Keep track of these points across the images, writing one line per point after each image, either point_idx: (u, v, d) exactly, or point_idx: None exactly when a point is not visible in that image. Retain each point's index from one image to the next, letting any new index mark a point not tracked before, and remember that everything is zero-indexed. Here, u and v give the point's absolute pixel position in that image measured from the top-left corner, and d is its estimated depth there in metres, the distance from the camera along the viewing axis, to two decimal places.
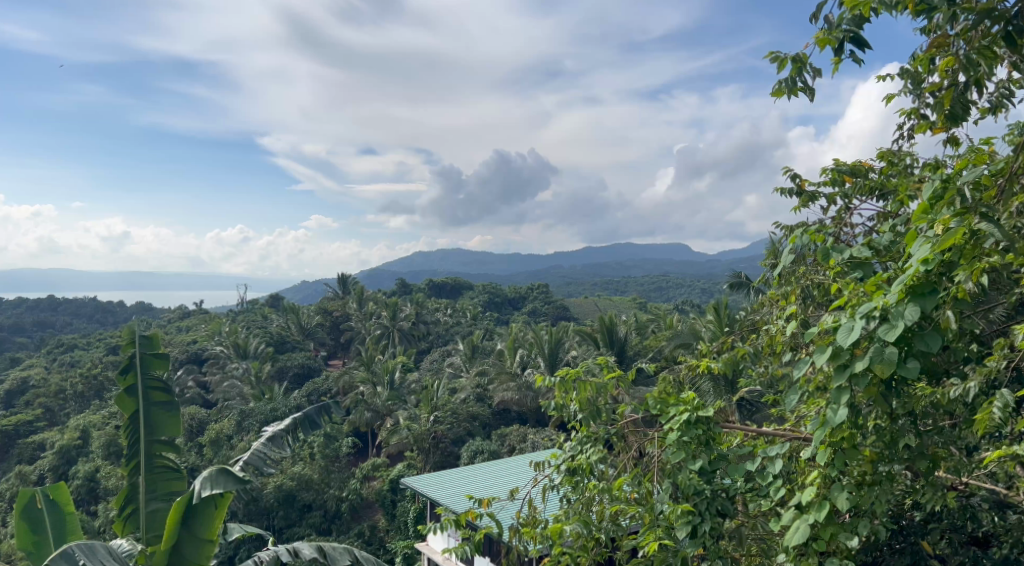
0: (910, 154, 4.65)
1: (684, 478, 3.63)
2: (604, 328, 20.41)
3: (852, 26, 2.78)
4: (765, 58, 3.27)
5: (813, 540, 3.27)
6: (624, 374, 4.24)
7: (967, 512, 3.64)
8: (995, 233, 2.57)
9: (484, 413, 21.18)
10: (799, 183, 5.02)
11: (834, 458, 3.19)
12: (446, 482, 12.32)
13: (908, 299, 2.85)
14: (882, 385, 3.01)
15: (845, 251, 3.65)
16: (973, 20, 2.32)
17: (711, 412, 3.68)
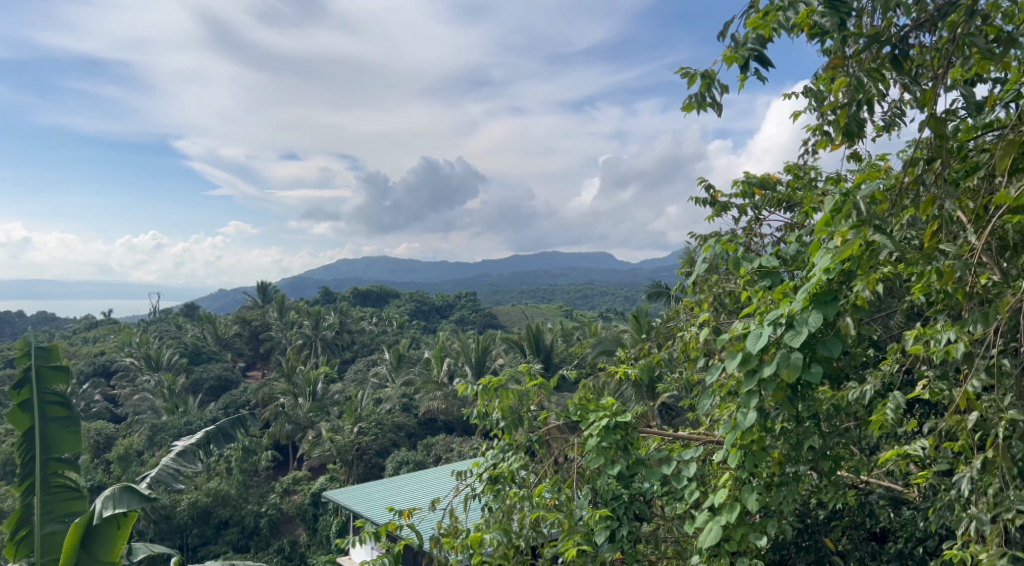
0: (814, 167, 4.89)
1: (602, 483, 3.73)
2: (530, 335, 20.79)
3: (756, 45, 2.86)
4: (673, 73, 3.29)
5: (725, 540, 3.37)
6: (546, 381, 4.27)
7: (866, 509, 3.79)
8: (889, 245, 2.70)
9: (410, 423, 21.00)
10: (713, 194, 5.20)
11: (745, 461, 3.33)
12: (370, 494, 12.16)
13: (812, 306, 3.01)
14: (789, 389, 3.14)
15: (753, 260, 3.81)
16: (863, 43, 2.45)
17: (629, 417, 3.75)
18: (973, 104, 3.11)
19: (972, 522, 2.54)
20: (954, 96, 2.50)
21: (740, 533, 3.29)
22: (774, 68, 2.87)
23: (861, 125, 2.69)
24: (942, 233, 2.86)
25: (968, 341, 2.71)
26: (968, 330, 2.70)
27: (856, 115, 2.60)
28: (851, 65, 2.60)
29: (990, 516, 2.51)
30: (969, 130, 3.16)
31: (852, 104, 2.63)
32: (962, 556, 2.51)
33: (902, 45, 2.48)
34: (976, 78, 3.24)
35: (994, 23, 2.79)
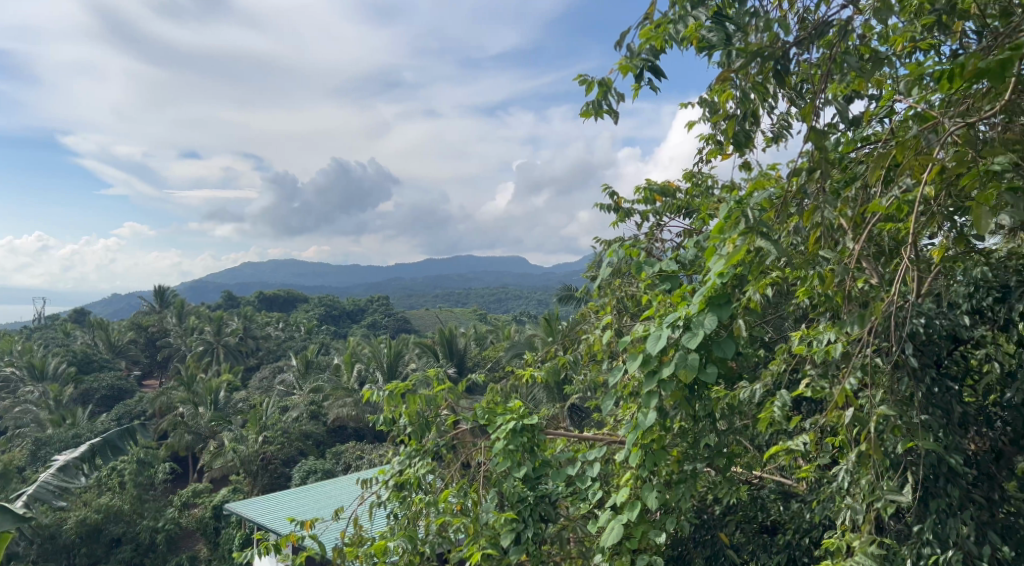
0: (711, 175, 5.09)
1: (508, 486, 3.75)
2: (443, 340, 20.75)
3: (650, 57, 2.94)
4: (572, 81, 3.35)
5: (627, 538, 3.45)
6: (454, 385, 4.26)
7: (757, 503, 3.97)
8: (774, 251, 2.83)
9: (319, 431, 20.52)
10: (616, 200, 5.33)
11: (645, 460, 3.41)
12: (275, 505, 11.76)
13: (707, 309, 3.13)
14: (687, 389, 3.24)
15: (653, 265, 3.88)
16: (745, 59, 2.57)
17: (535, 420, 3.77)
18: (852, 119, 3.31)
19: (848, 512, 2.70)
20: (831, 110, 2.66)
21: (641, 531, 3.39)
22: (668, 80, 2.96)
23: (749, 137, 2.76)
24: (823, 239, 3.02)
25: (846, 341, 2.88)
26: (846, 331, 2.87)
27: (743, 127, 2.71)
28: (737, 79, 2.72)
29: (865, 505, 2.68)
30: (849, 143, 3.36)
31: (739, 116, 2.74)
32: (839, 544, 2.67)
33: (784, 61, 2.61)
34: (854, 94, 3.45)
35: (867, 43, 2.97)
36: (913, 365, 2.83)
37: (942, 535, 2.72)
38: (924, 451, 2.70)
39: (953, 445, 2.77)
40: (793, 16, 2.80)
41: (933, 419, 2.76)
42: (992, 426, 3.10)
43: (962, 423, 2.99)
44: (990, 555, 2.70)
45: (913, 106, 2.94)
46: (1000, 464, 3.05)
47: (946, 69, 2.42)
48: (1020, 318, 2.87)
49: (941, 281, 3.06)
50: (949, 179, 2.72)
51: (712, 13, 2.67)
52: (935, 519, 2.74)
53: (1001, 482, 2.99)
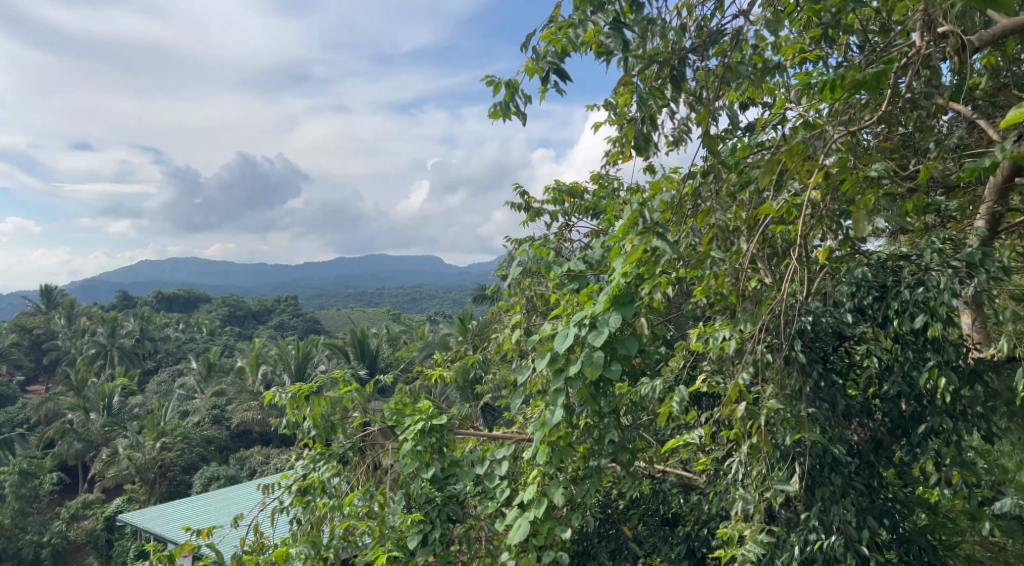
0: (617, 177, 5.20)
1: (415, 487, 3.69)
2: (354, 340, 20.41)
3: (554, 59, 2.96)
4: (479, 80, 3.34)
5: (533, 535, 3.48)
6: (361, 387, 4.14)
7: (659, 497, 4.04)
8: (670, 251, 2.93)
9: (222, 436, 19.77)
10: (526, 200, 5.37)
11: (552, 457, 3.46)
12: (173, 514, 11.24)
13: (612, 308, 3.21)
14: (593, 387, 3.30)
15: (562, 264, 3.93)
16: (642, 64, 2.64)
17: (444, 420, 3.76)
18: (747, 125, 3.45)
19: (740, 502, 2.82)
20: (724, 116, 2.77)
21: (547, 528, 3.42)
22: (572, 82, 3.00)
23: (647, 140, 2.83)
24: (718, 241, 3.14)
25: (738, 338, 3.02)
26: (739, 328, 3.02)
27: (643, 130, 2.79)
28: (637, 84, 2.78)
29: (756, 496, 2.80)
30: (744, 148, 3.49)
31: (638, 120, 2.80)
32: (732, 533, 2.78)
33: (679, 67, 2.69)
34: (750, 101, 3.59)
35: (759, 53, 3.10)
36: (801, 361, 2.99)
37: (827, 522, 2.87)
38: (810, 442, 2.85)
39: (837, 436, 2.94)
40: (690, 25, 2.89)
41: (818, 411, 2.92)
42: (872, 418, 3.27)
43: (846, 414, 3.16)
44: (869, 539, 2.88)
45: (802, 115, 3.09)
46: (879, 453, 3.24)
47: (828, 80, 2.56)
48: (896, 315, 3.06)
49: (826, 280, 3.22)
50: (832, 184, 2.88)
51: (611, 19, 2.72)
52: (820, 507, 2.89)
53: (880, 470, 3.18)
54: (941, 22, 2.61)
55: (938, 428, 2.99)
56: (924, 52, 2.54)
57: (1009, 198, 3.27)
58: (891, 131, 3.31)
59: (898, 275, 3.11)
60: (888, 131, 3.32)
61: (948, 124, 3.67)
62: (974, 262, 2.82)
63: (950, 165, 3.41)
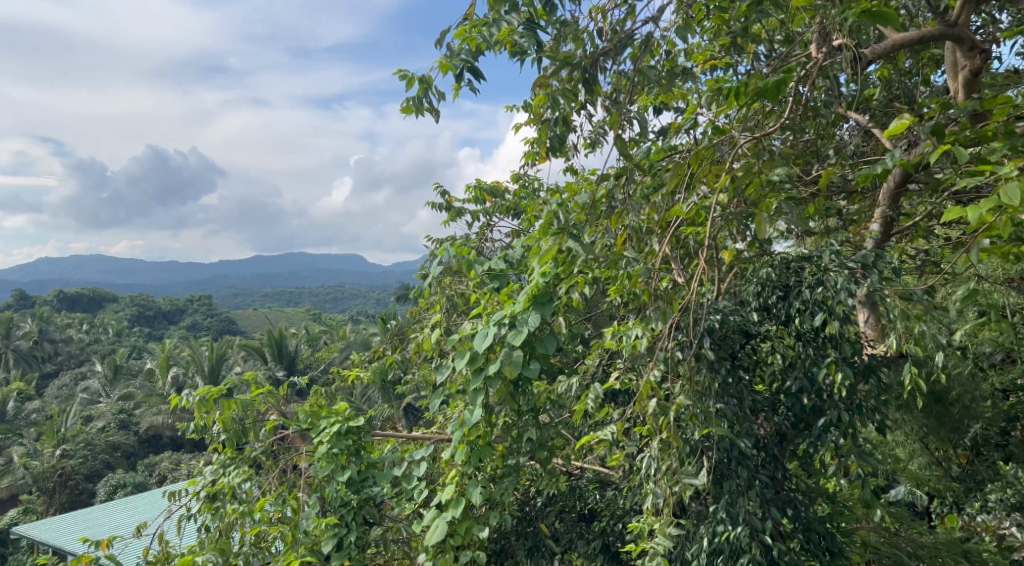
0: (537, 177, 5.24)
1: (330, 491, 3.60)
2: (272, 341, 19.88)
3: (468, 57, 2.95)
4: (393, 75, 3.29)
5: (450, 536, 3.47)
6: (274, 390, 3.99)
7: (575, 493, 4.07)
8: (583, 251, 2.98)
9: (129, 442, 18.90)
10: (447, 200, 5.35)
11: (470, 456, 3.45)
12: (72, 525, 10.67)
13: (531, 307, 3.25)
14: (512, 386, 3.35)
15: (483, 263, 3.96)
16: (556, 66, 2.67)
17: (361, 422, 3.70)
18: (661, 129, 3.55)
19: (651, 496, 2.91)
20: (636, 119, 2.84)
21: (464, 528, 3.42)
22: (487, 80, 3.00)
23: (562, 141, 2.87)
24: (632, 242, 3.22)
25: (650, 336, 3.11)
26: (651, 327, 3.10)
27: (557, 132, 2.82)
28: (551, 85, 2.82)
29: (666, 490, 2.88)
30: (659, 151, 3.58)
31: (552, 122, 2.83)
32: (643, 527, 2.86)
33: (592, 70, 2.74)
34: (664, 106, 3.69)
35: (671, 58, 3.19)
36: (710, 358, 3.10)
37: (733, 514, 2.98)
38: (718, 436, 2.95)
39: (744, 431, 3.05)
40: (603, 29, 2.95)
41: (726, 407, 3.04)
42: (776, 412, 3.39)
43: (752, 409, 3.28)
44: (772, 529, 3.00)
45: (712, 120, 3.19)
46: (782, 446, 3.37)
47: (733, 87, 2.65)
48: (797, 314, 3.21)
49: (733, 280, 3.33)
50: (738, 188, 2.99)
51: (524, 20, 2.75)
52: (727, 500, 2.99)
53: (783, 462, 3.32)
54: (836, 34, 2.75)
55: (836, 421, 3.14)
56: (821, 63, 2.67)
57: (901, 203, 3.47)
58: (795, 137, 3.46)
59: (799, 275, 3.25)
60: (793, 137, 3.47)
61: (848, 132, 3.86)
62: (868, 264, 2.98)
63: (848, 170, 3.58)
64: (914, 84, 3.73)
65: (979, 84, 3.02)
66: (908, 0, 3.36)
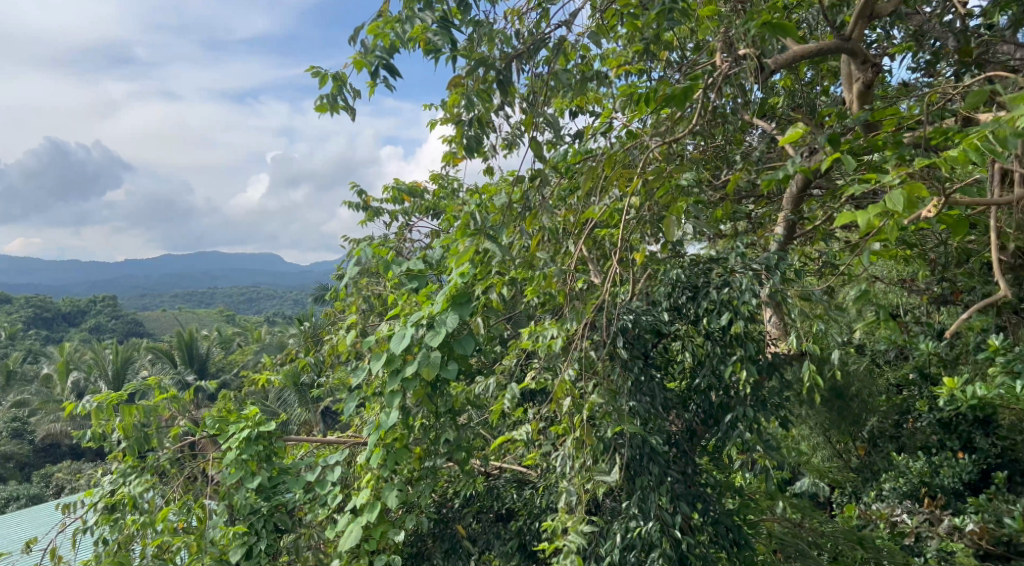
0: (456, 177, 5.22)
1: (239, 498, 3.49)
2: (181, 344, 19.14)
3: (383, 54, 2.90)
4: (305, 70, 3.21)
5: (365, 540, 3.41)
6: (179, 394, 3.82)
7: (493, 493, 4.03)
8: (498, 252, 2.99)
9: (22, 452, 17.81)
10: (364, 199, 5.26)
11: (387, 460, 3.41)
12: None
13: (449, 308, 3.24)
14: (429, 388, 3.33)
15: (402, 264, 3.88)
16: (470, 65, 2.66)
17: (273, 427, 3.58)
18: (577, 132, 3.59)
19: (564, 494, 2.95)
20: (551, 120, 2.86)
21: (379, 532, 3.37)
22: (401, 78, 2.96)
23: (478, 142, 2.86)
24: (547, 243, 3.26)
25: (565, 337, 3.15)
26: (566, 327, 3.15)
27: (471, 132, 2.81)
28: (466, 84, 2.80)
29: (578, 488, 2.92)
30: (576, 153, 3.57)
31: (467, 122, 2.82)
32: (556, 526, 2.88)
33: (506, 71, 2.75)
34: (579, 109, 3.74)
35: (586, 62, 3.23)
36: (623, 358, 3.17)
37: (646, 509, 3.04)
38: (631, 433, 3.01)
39: (655, 429, 3.13)
40: (518, 31, 2.96)
41: (638, 405, 3.13)
42: (687, 409, 3.48)
43: (665, 407, 3.36)
44: (681, 523, 3.07)
45: (625, 124, 3.25)
46: (692, 442, 3.46)
47: (642, 93, 2.71)
48: (706, 314, 3.32)
49: (646, 281, 3.40)
50: (650, 191, 3.05)
51: (438, 18, 2.72)
52: (640, 495, 3.06)
53: (694, 457, 3.43)
54: (740, 44, 2.85)
55: (742, 417, 3.26)
56: (727, 72, 2.77)
57: (803, 208, 3.62)
58: (705, 143, 3.57)
59: (707, 276, 3.37)
60: (703, 142, 3.57)
61: (755, 138, 4.01)
62: (770, 265, 3.11)
63: (754, 176, 3.72)
64: (815, 94, 3.91)
65: (871, 96, 3.21)
66: (809, 14, 3.52)
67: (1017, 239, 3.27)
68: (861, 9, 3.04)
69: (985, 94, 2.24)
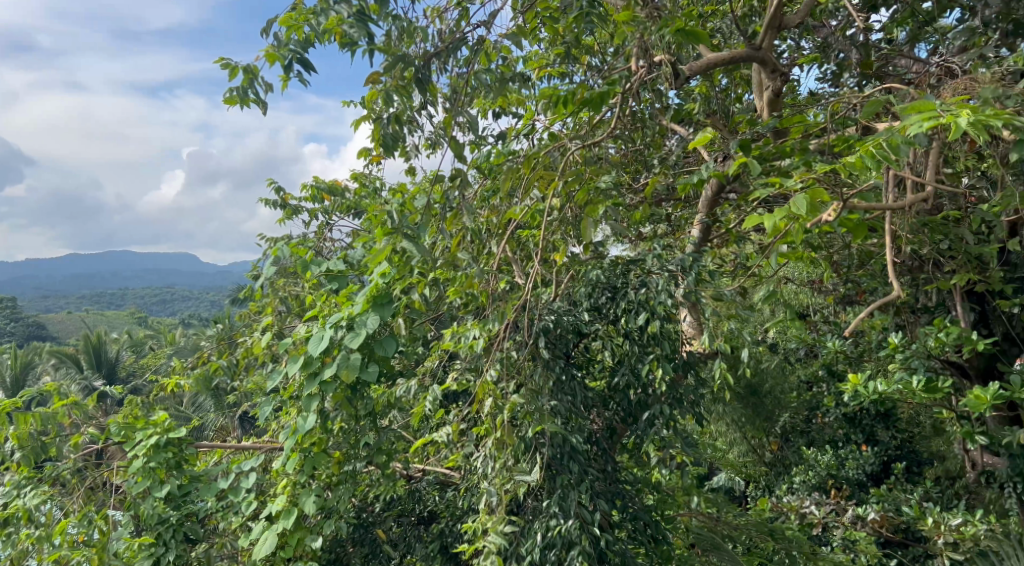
0: (378, 176, 5.15)
1: (146, 508, 3.34)
2: (87, 347, 18.21)
3: (298, 47, 2.82)
4: (213, 62, 3.09)
5: (281, 547, 3.32)
6: (81, 400, 3.62)
7: (415, 496, 3.98)
8: (416, 252, 2.94)
9: None
10: (282, 197, 5.13)
11: (304, 464, 3.33)
12: None
13: (370, 309, 3.19)
14: (349, 390, 3.27)
15: (321, 264, 3.78)
16: (388, 62, 2.62)
17: (183, 434, 3.43)
18: (499, 133, 3.59)
19: (485, 495, 2.95)
20: (471, 119, 2.85)
21: (296, 538, 3.29)
22: (316, 72, 2.89)
23: (397, 140, 2.82)
24: (469, 244, 3.25)
25: (487, 338, 3.15)
26: (488, 328, 3.16)
27: (389, 130, 2.77)
28: (384, 80, 2.76)
29: (499, 488, 2.93)
30: (498, 154, 3.57)
31: (384, 119, 2.77)
32: (476, 527, 2.88)
33: (425, 69, 2.73)
34: (501, 110, 3.75)
35: (507, 63, 3.24)
36: (545, 357, 3.20)
37: (566, 507, 3.07)
38: (551, 432, 3.04)
39: (575, 428, 3.16)
40: (438, 29, 2.93)
41: (559, 404, 3.15)
42: (607, 407, 3.54)
43: (585, 406, 3.39)
44: (600, 520, 3.11)
45: (546, 126, 3.28)
46: (611, 440, 3.52)
47: (560, 95, 2.74)
48: (624, 314, 3.38)
49: (568, 281, 3.43)
50: (570, 193, 3.09)
51: (354, 11, 2.67)
52: (560, 494, 3.08)
53: (613, 455, 3.49)
54: (655, 50, 2.92)
55: (659, 414, 3.34)
56: (643, 77, 2.83)
57: (718, 211, 3.73)
58: (625, 146, 3.63)
59: (626, 277, 3.43)
60: (623, 146, 3.63)
61: (673, 143, 4.11)
62: (686, 267, 3.20)
63: (672, 179, 3.80)
64: (730, 101, 4.03)
65: (779, 103, 3.34)
66: (723, 23, 3.62)
67: (913, 242, 3.46)
68: (771, 20, 3.15)
69: (879, 105, 2.37)
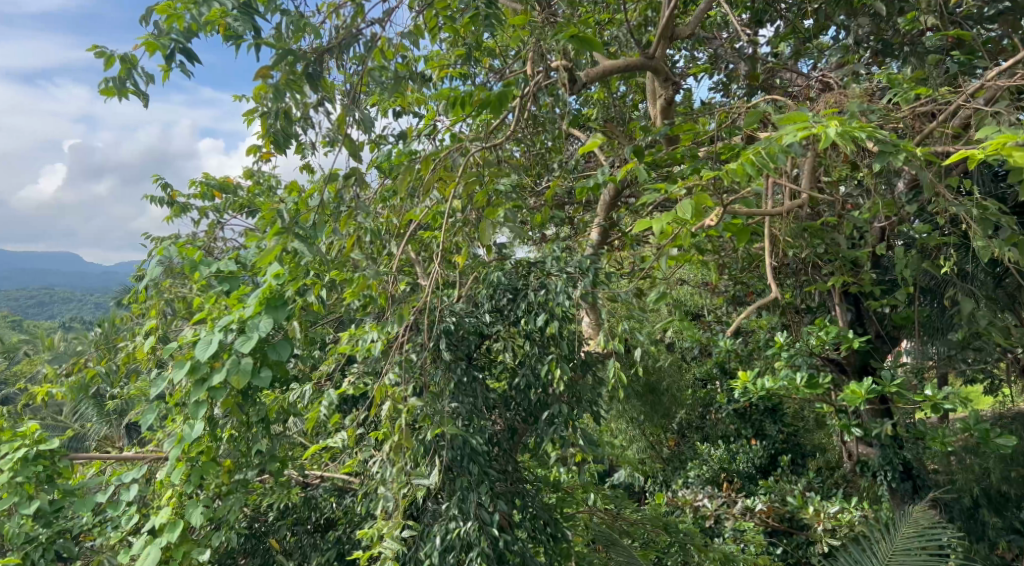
0: (273, 174, 4.99)
1: (11, 527, 3.09)
2: None
3: (180, 37, 2.69)
4: (87, 48, 2.90)
5: (166, 562, 3.15)
6: None
7: (311, 504, 3.82)
8: (309, 253, 2.84)
9: None
10: (169, 194, 4.88)
11: (190, 475, 3.17)
12: None
13: (263, 311, 3.06)
14: (239, 395, 3.13)
15: (211, 264, 3.61)
16: (277, 56, 2.53)
17: (56, 446, 3.19)
18: (398, 132, 3.54)
19: (382, 500, 2.91)
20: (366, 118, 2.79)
21: (182, 553, 3.13)
22: (201, 64, 2.76)
23: (289, 137, 2.73)
24: (366, 244, 3.18)
25: (385, 340, 3.10)
26: (386, 331, 3.11)
27: (279, 126, 2.68)
28: (274, 75, 2.66)
29: (396, 493, 2.88)
30: (398, 154, 3.52)
31: (274, 115, 2.68)
32: (373, 532, 2.83)
33: (317, 65, 2.66)
34: (401, 109, 3.69)
35: (405, 63, 3.20)
36: (445, 359, 3.18)
37: (465, 510, 3.05)
38: (450, 435, 3.02)
39: (475, 430, 3.15)
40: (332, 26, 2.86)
41: (458, 406, 3.13)
42: (508, 408, 3.53)
43: (486, 407, 3.39)
44: (498, 521, 3.12)
45: (446, 127, 3.26)
46: (512, 440, 3.53)
47: (458, 96, 2.74)
48: (524, 315, 3.39)
49: (468, 283, 3.41)
50: (470, 195, 3.08)
51: (240, 2, 2.57)
52: (459, 496, 3.07)
53: (513, 455, 3.52)
54: (552, 55, 2.96)
55: (558, 414, 3.38)
56: (539, 82, 2.86)
57: (616, 214, 3.81)
58: (526, 149, 3.66)
59: (527, 278, 3.45)
60: (523, 149, 3.65)
61: (572, 147, 4.17)
62: (583, 269, 3.26)
63: (571, 182, 3.86)
64: (627, 108, 4.13)
65: (672, 111, 3.45)
66: (619, 31, 3.72)
67: (795, 247, 3.65)
68: (663, 30, 3.25)
69: (760, 115, 2.49)
